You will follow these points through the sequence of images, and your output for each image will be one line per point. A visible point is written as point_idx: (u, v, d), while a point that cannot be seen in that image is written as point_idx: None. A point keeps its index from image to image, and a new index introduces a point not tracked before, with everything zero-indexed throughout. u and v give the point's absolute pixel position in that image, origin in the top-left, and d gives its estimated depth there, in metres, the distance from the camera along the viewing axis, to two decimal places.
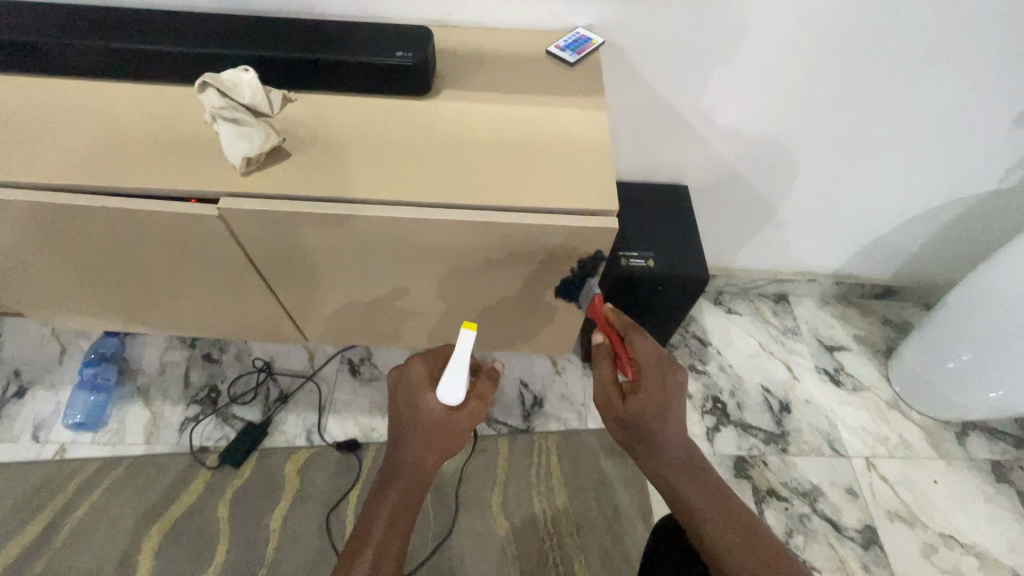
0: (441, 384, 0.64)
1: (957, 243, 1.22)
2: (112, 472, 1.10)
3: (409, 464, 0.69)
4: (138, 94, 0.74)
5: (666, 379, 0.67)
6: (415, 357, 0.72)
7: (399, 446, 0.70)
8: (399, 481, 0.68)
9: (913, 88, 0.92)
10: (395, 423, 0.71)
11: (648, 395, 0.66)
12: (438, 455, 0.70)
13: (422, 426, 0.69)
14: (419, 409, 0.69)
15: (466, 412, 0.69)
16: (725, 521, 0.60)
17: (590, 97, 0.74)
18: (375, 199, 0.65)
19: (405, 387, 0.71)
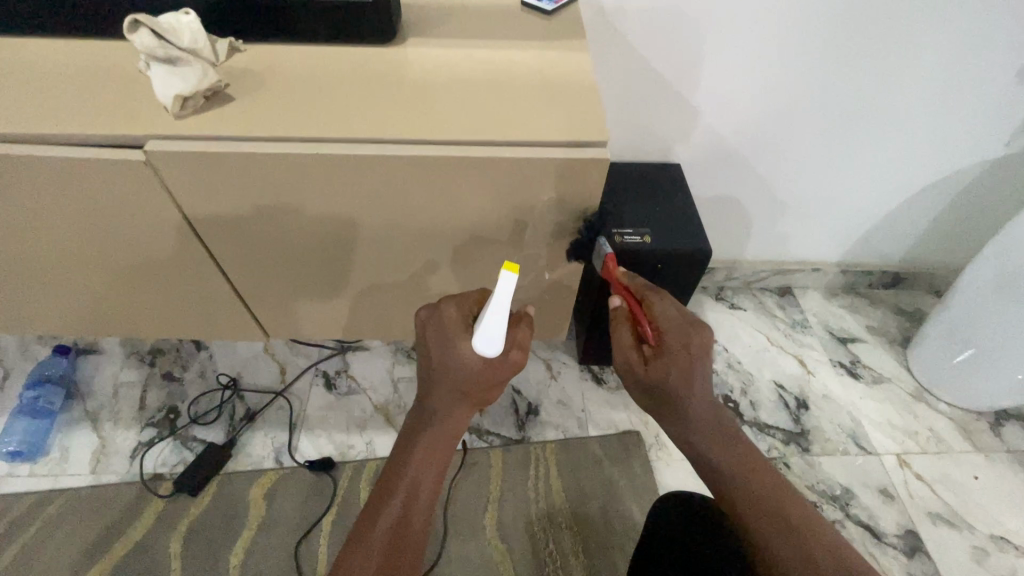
0: (479, 335, 0.58)
1: (963, 219, 1.16)
2: (50, 507, 0.96)
3: (439, 416, 0.63)
4: (43, 48, 0.63)
5: (692, 341, 0.62)
6: (447, 301, 0.64)
7: (431, 396, 0.63)
8: (429, 433, 0.62)
9: (908, 47, 0.88)
10: (426, 370, 0.64)
11: (672, 362, 0.61)
12: (472, 405, 0.64)
13: (454, 374, 0.62)
14: (451, 358, 0.61)
15: (504, 361, 0.62)
16: (758, 492, 0.56)
17: (569, 44, 0.69)
18: (335, 148, 0.58)
19: (437, 334, 0.63)
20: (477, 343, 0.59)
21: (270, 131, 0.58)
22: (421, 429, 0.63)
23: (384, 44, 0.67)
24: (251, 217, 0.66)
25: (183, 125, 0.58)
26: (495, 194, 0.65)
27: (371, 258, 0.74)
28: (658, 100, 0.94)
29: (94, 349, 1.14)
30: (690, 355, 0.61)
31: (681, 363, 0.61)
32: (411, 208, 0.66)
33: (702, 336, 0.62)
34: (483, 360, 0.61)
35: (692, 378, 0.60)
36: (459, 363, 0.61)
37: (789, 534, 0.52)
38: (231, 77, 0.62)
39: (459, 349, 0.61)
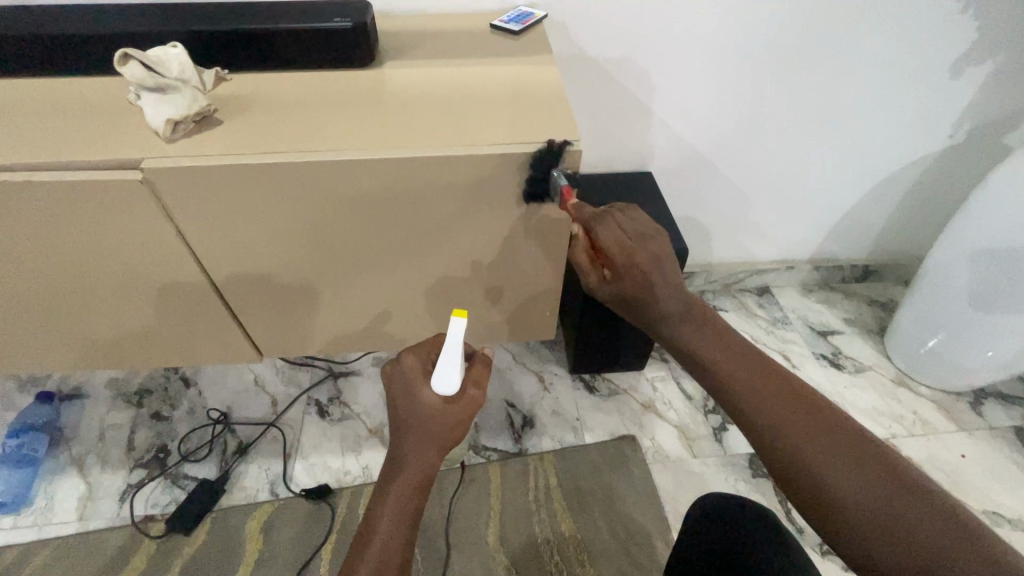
0: (439, 378, 0.60)
1: (920, 209, 1.23)
2: (35, 558, 0.93)
3: (406, 464, 0.59)
4: (36, 86, 0.66)
5: (645, 252, 0.62)
6: (407, 351, 0.65)
7: (396, 444, 0.60)
8: (398, 484, 0.58)
9: (847, 54, 0.95)
10: (392, 421, 0.62)
11: (632, 279, 0.62)
12: (441, 449, 0.61)
13: (419, 420, 0.60)
14: (414, 403, 0.61)
15: (464, 402, 0.61)
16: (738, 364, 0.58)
17: (538, 60, 0.74)
18: (323, 162, 0.61)
19: (399, 383, 0.63)
20: (435, 385, 0.60)
21: (261, 148, 0.61)
22: (389, 482, 0.59)
23: (364, 67, 0.71)
24: (243, 235, 0.68)
25: (177, 148, 0.60)
26: (479, 199, 0.68)
27: (362, 272, 0.77)
28: (626, 112, 1.00)
29: (79, 394, 1.12)
30: (649, 267, 0.61)
31: (639, 277, 0.61)
32: (398, 217, 0.69)
33: (657, 244, 0.63)
34: (445, 401, 0.60)
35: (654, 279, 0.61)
36: (422, 408, 0.60)
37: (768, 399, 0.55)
38: (220, 103, 0.65)
39: (421, 393, 0.61)
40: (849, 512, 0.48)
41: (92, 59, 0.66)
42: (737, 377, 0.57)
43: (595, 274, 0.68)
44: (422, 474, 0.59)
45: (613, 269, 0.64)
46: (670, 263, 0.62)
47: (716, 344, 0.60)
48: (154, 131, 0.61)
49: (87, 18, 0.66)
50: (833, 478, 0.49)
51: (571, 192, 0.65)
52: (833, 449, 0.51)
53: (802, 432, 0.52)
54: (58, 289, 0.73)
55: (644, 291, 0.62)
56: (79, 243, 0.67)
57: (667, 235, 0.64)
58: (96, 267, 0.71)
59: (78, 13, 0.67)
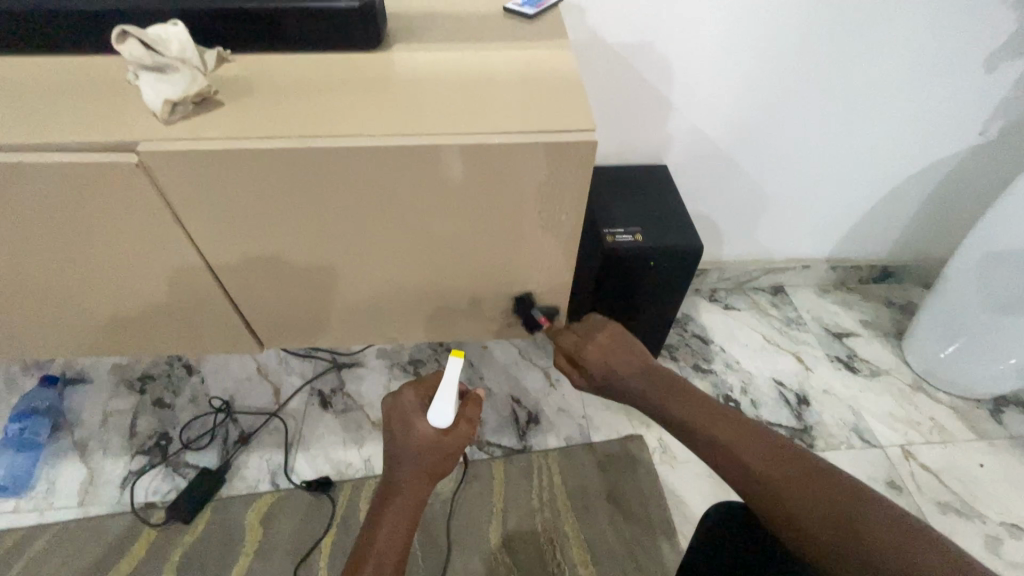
0: (433, 410, 0.61)
1: (947, 209, 1.19)
2: (36, 542, 0.92)
3: (402, 488, 0.60)
4: (36, 64, 0.64)
5: (598, 342, 0.75)
6: (408, 386, 0.66)
7: (392, 470, 0.62)
8: (392, 508, 0.59)
9: (875, 45, 0.91)
10: (389, 451, 0.63)
11: (596, 367, 0.74)
12: (434, 477, 0.62)
13: (417, 448, 0.61)
14: (412, 433, 0.62)
15: (456, 435, 0.62)
16: (709, 416, 0.62)
17: (553, 44, 0.71)
18: (329, 145, 0.59)
19: (398, 418, 0.64)
20: (432, 419, 0.62)
21: (264, 131, 0.59)
22: (383, 506, 0.60)
23: (371, 49, 0.69)
24: (245, 222, 0.66)
25: (176, 130, 0.58)
26: (489, 188, 0.65)
27: (365, 263, 0.74)
28: (642, 103, 0.96)
29: (82, 379, 1.12)
30: (604, 352, 0.73)
31: (599, 361, 0.73)
32: (404, 206, 0.67)
33: (609, 331, 0.75)
34: (439, 433, 0.62)
35: (614, 362, 0.72)
36: (419, 438, 0.62)
37: (742, 447, 0.58)
38: (221, 85, 0.63)
39: (418, 424, 0.62)
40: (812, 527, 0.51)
41: (92, 37, 0.64)
42: (710, 425, 0.61)
43: (578, 375, 0.77)
44: (416, 499, 0.60)
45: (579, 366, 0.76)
46: (632, 347, 0.74)
47: (688, 403, 0.65)
48: (152, 112, 0.59)
49: None
50: (801, 509, 0.52)
51: (548, 320, 0.86)
52: (790, 478, 0.54)
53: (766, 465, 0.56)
54: (57, 273, 0.71)
55: (606, 368, 0.73)
56: (76, 228, 0.65)
57: (615, 326, 0.77)
58: (94, 252, 0.69)
59: None
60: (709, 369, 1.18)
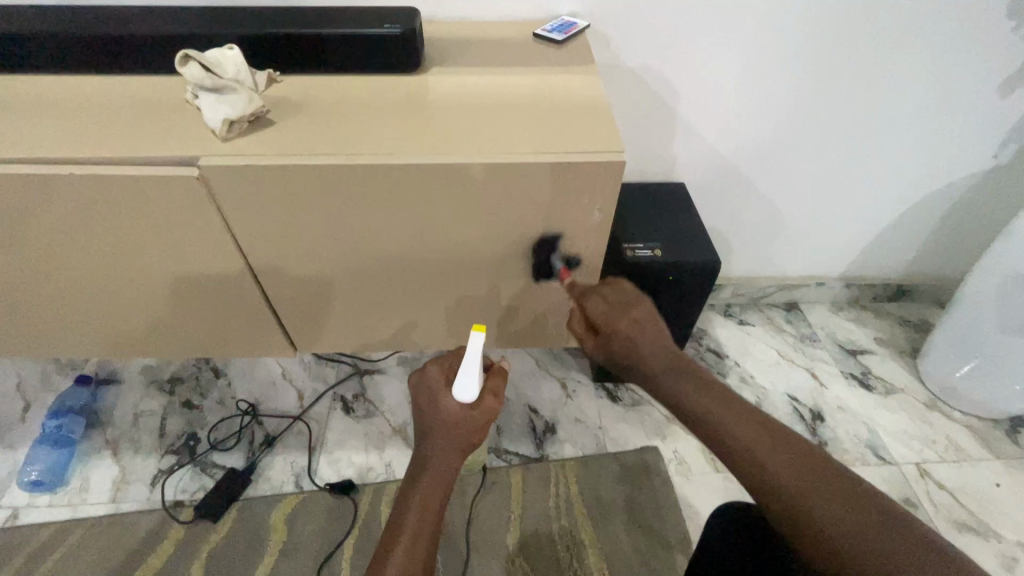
0: (458, 385, 0.61)
1: (962, 230, 1.20)
2: (70, 536, 0.96)
3: (435, 462, 0.62)
4: (101, 84, 0.69)
5: (629, 316, 0.68)
6: (432, 362, 0.67)
7: (424, 446, 0.63)
8: (424, 484, 0.61)
9: (889, 71, 0.94)
10: (418, 425, 0.65)
11: (618, 338, 0.67)
12: (464, 453, 0.64)
13: (448, 425, 0.63)
14: (438, 410, 0.63)
15: (483, 410, 0.63)
16: (731, 414, 0.58)
17: (580, 69, 0.75)
18: (371, 162, 0.62)
19: (425, 393, 0.65)
20: (457, 393, 0.62)
21: (313, 149, 0.63)
22: (415, 480, 0.62)
23: (410, 73, 0.73)
24: (287, 233, 0.70)
25: (231, 147, 0.62)
26: (519, 204, 0.69)
27: (397, 273, 0.78)
28: (662, 123, 1.00)
29: (115, 379, 1.16)
30: (631, 327, 0.67)
31: (625, 335, 0.66)
32: (438, 220, 0.70)
33: (638, 305, 0.69)
34: (466, 409, 0.63)
35: (638, 339, 0.66)
36: (446, 413, 0.63)
37: (768, 451, 0.54)
38: (272, 104, 0.67)
39: (445, 401, 0.63)
40: (843, 553, 0.48)
41: (154, 59, 0.69)
42: (728, 423, 0.58)
43: (591, 341, 0.73)
44: (445, 474, 0.62)
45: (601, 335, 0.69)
46: (658, 324, 0.67)
47: (711, 396, 0.60)
48: (210, 129, 0.63)
49: (150, 18, 0.69)
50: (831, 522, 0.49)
51: (567, 272, 0.77)
52: (821, 487, 0.51)
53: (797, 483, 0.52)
54: (107, 278, 0.76)
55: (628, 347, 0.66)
56: (131, 236, 0.69)
57: (647, 302, 0.70)
58: (144, 259, 0.73)
59: (141, 13, 0.70)
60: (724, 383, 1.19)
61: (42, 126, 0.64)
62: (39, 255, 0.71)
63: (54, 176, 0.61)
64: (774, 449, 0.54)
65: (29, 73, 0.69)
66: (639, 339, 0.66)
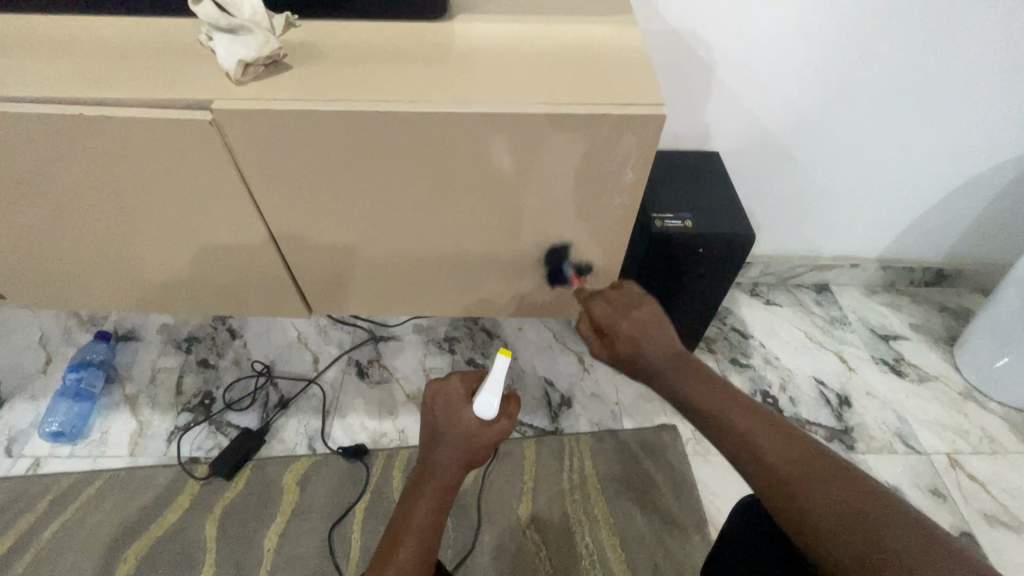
0: (480, 401, 0.60)
1: (1014, 213, 1.13)
2: (90, 486, 0.98)
3: (440, 474, 0.60)
4: (114, 25, 0.66)
5: (631, 318, 0.65)
6: (454, 375, 0.65)
7: (431, 453, 0.61)
8: (427, 493, 0.59)
9: (951, 35, 0.86)
10: (428, 432, 0.62)
11: (620, 337, 0.65)
12: (470, 465, 0.62)
13: (458, 435, 0.60)
14: (454, 421, 0.61)
15: (498, 431, 0.61)
16: (721, 398, 0.57)
17: (617, 19, 0.70)
18: (391, 111, 0.59)
19: (442, 402, 0.63)
20: (477, 411, 0.60)
21: (332, 95, 0.59)
22: (419, 488, 0.60)
23: (435, 19, 0.69)
24: (302, 187, 0.67)
25: (246, 91, 0.59)
26: (546, 162, 0.65)
27: (415, 234, 0.75)
28: (699, 86, 0.94)
29: (133, 336, 1.16)
30: (635, 324, 0.64)
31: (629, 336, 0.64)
32: (460, 178, 0.67)
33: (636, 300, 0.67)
34: (480, 423, 0.61)
35: (646, 333, 0.64)
36: (461, 425, 0.60)
37: (754, 431, 0.53)
38: (290, 49, 0.64)
39: (463, 414, 0.61)
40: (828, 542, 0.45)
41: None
42: (717, 409, 0.56)
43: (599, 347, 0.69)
44: (453, 486, 0.60)
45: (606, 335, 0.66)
46: (662, 325, 0.64)
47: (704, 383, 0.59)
48: (225, 73, 0.60)
49: None
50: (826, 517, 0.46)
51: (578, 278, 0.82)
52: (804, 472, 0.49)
53: (777, 463, 0.50)
54: (122, 230, 0.74)
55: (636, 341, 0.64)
56: (143, 185, 0.67)
57: (653, 301, 0.67)
58: (158, 211, 0.71)
59: None
60: (747, 364, 1.16)
61: (53, 67, 0.61)
62: (54, 203, 0.70)
63: (65, 117, 0.59)
64: (762, 434, 0.53)
65: (41, 12, 0.66)
66: (643, 339, 0.63)
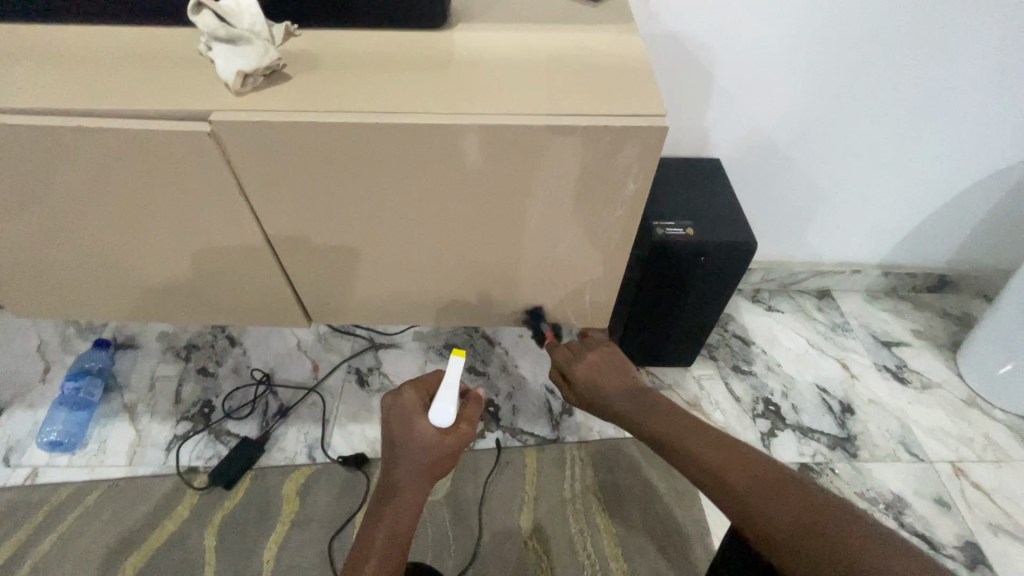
0: (435, 410, 0.63)
1: (1018, 218, 1.12)
2: (88, 496, 0.97)
3: (400, 492, 0.60)
4: (114, 35, 0.66)
5: (588, 364, 0.78)
6: (408, 385, 0.66)
7: (390, 471, 0.61)
8: (389, 516, 0.59)
9: (953, 40, 0.86)
10: (388, 449, 0.63)
11: None
12: (431, 479, 0.62)
13: (417, 448, 0.61)
14: (413, 431, 0.62)
15: (456, 437, 0.62)
16: None
17: (618, 28, 0.70)
18: (391, 121, 0.59)
19: (396, 415, 0.64)
20: (433, 419, 0.62)
21: (331, 105, 0.59)
22: (380, 512, 0.59)
23: (436, 28, 0.69)
24: (302, 197, 0.67)
25: (246, 101, 0.59)
26: (547, 172, 0.64)
27: (415, 243, 0.75)
28: (700, 93, 0.94)
29: (132, 344, 1.16)
30: None
31: None
32: (460, 187, 0.66)
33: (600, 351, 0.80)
34: (439, 433, 0.62)
35: None
36: (419, 437, 0.62)
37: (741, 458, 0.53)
38: (290, 58, 0.64)
39: (420, 424, 0.62)
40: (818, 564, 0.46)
41: (169, 9, 0.65)
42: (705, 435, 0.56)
43: None
44: (414, 501, 0.60)
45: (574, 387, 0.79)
46: None
47: None
48: (225, 83, 0.60)
49: None
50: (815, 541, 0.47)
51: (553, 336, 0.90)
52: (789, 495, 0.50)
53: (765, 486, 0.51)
54: (121, 239, 0.74)
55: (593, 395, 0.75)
56: (142, 195, 0.67)
57: None
58: (157, 221, 0.71)
59: None
60: (749, 370, 1.15)
61: (52, 77, 0.61)
62: (52, 213, 0.69)
63: (64, 128, 0.59)
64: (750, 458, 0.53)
65: (42, 23, 0.66)
66: None
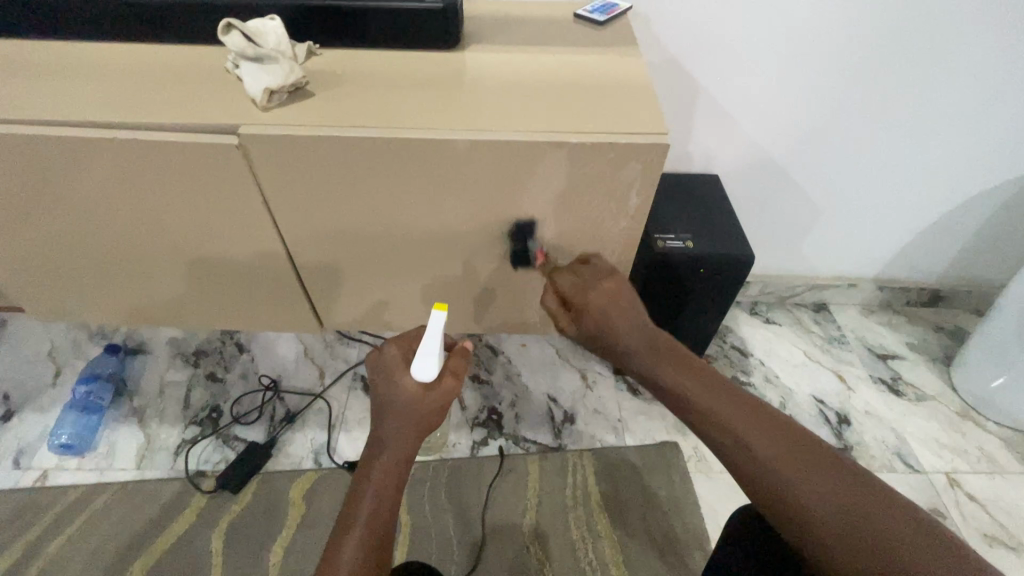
0: (417, 365, 0.60)
1: (1006, 236, 1.16)
2: (97, 499, 0.98)
3: (388, 444, 0.61)
4: (144, 52, 0.70)
5: (604, 289, 0.70)
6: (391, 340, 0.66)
7: (378, 425, 0.62)
8: (379, 464, 0.60)
9: (940, 64, 0.90)
10: (375, 405, 0.64)
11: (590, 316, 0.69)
12: (420, 433, 0.63)
13: (402, 404, 0.61)
14: (397, 388, 0.62)
15: (440, 391, 0.62)
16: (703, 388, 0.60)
17: (622, 50, 0.74)
18: (407, 137, 0.62)
19: (380, 371, 0.64)
20: (415, 374, 0.61)
21: (352, 121, 0.62)
22: (370, 461, 0.61)
23: (450, 49, 0.72)
24: (319, 208, 0.70)
25: (271, 116, 0.62)
26: (555, 185, 0.68)
27: (425, 252, 0.78)
28: (699, 112, 0.98)
29: (142, 349, 1.18)
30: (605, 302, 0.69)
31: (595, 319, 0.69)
32: (471, 199, 0.69)
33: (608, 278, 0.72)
34: (422, 388, 0.61)
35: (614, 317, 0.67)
36: (403, 393, 0.61)
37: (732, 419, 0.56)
38: (312, 76, 0.67)
39: (402, 379, 0.62)
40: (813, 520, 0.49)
41: (198, 29, 0.69)
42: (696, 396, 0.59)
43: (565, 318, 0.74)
44: (402, 454, 0.61)
45: (574, 307, 0.71)
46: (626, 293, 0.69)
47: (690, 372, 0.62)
48: (251, 98, 0.63)
49: None
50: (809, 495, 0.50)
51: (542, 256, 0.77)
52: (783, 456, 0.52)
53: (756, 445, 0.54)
54: (142, 246, 0.77)
55: (608, 323, 0.68)
56: (166, 203, 0.70)
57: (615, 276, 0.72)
58: (178, 228, 0.73)
59: None
60: (748, 381, 1.17)
61: (86, 91, 0.64)
62: (78, 220, 0.72)
63: (97, 140, 0.62)
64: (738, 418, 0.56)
65: (77, 41, 0.70)
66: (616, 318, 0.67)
